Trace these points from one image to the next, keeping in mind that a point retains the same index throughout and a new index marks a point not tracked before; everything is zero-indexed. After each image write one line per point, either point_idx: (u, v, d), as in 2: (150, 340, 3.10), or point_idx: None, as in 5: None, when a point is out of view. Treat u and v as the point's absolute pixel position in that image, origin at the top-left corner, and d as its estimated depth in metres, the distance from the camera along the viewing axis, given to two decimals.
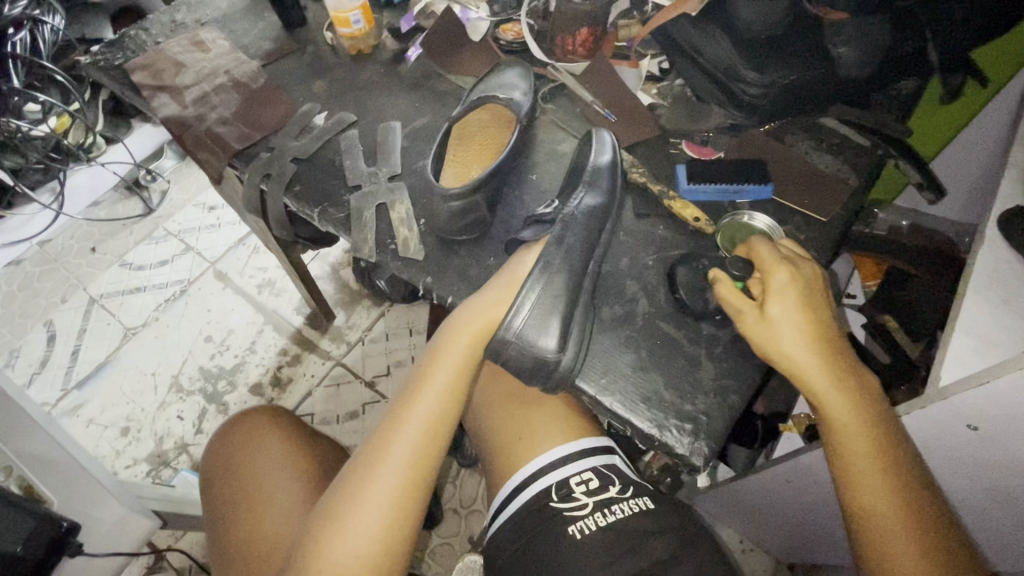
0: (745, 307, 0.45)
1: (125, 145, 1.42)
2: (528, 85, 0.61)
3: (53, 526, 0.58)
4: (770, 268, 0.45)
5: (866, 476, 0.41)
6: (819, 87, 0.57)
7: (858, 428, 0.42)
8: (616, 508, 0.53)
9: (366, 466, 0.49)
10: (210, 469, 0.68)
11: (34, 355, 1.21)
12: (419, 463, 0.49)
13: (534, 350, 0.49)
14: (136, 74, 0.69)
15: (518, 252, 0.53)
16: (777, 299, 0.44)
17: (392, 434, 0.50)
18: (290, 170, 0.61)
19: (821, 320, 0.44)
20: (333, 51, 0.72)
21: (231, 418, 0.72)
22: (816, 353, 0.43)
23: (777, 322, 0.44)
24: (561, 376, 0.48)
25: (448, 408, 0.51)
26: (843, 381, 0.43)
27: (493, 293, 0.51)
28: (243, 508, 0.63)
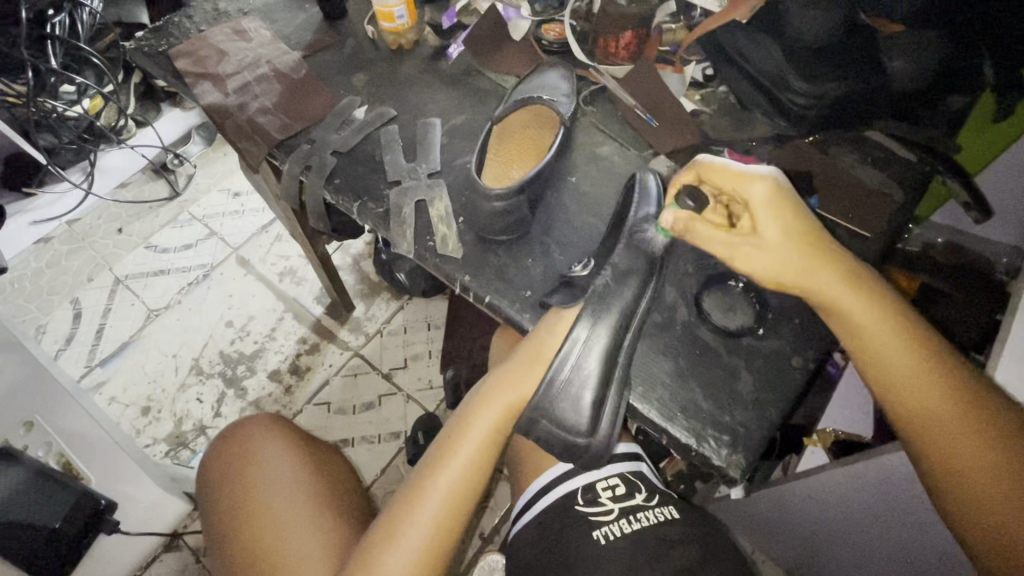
0: (733, 239, 0.45)
1: (155, 129, 1.43)
2: (570, 87, 0.61)
3: (90, 502, 0.62)
4: (746, 186, 0.44)
5: (931, 416, 0.42)
6: (869, 99, 0.57)
7: (910, 364, 0.42)
8: (641, 516, 0.54)
9: (389, 530, 0.47)
10: (212, 486, 0.68)
11: (60, 332, 1.23)
12: (454, 506, 0.48)
13: (564, 430, 0.49)
14: (180, 60, 0.70)
15: (548, 315, 0.51)
16: (769, 221, 0.43)
17: (416, 501, 0.48)
18: (330, 162, 0.61)
19: (818, 252, 0.43)
20: (374, 46, 0.72)
21: (238, 419, 0.73)
22: (809, 264, 0.43)
23: (770, 244, 0.44)
24: (591, 454, 0.50)
25: (482, 462, 0.50)
26: (853, 283, 0.44)
27: (517, 371, 0.51)
28: (246, 530, 0.62)
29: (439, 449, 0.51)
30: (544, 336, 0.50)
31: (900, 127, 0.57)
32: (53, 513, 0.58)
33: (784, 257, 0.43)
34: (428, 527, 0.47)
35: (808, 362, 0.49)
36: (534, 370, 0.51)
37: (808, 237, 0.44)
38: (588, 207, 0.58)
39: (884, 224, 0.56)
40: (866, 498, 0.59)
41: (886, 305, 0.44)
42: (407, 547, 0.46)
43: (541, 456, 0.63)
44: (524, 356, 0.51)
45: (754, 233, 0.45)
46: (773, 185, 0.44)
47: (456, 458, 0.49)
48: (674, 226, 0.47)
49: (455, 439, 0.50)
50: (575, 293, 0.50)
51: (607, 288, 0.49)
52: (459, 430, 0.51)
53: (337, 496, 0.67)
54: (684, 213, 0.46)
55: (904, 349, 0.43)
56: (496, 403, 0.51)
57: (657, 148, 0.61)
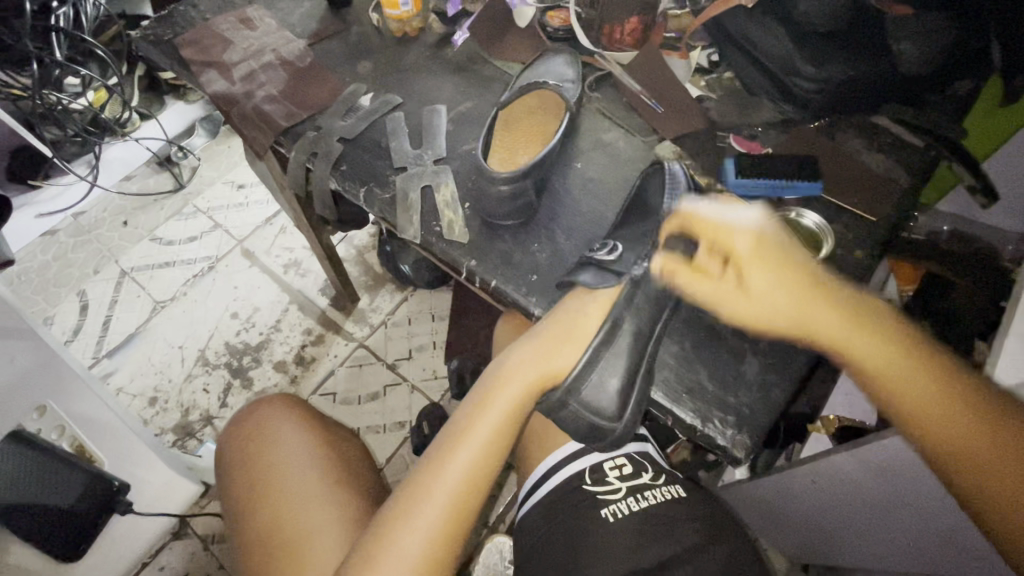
0: (722, 288, 0.45)
1: (159, 121, 1.44)
2: (574, 73, 0.61)
3: (103, 484, 0.63)
4: (727, 240, 0.45)
5: (927, 404, 0.38)
6: (877, 83, 0.56)
7: (891, 356, 0.40)
8: (648, 495, 0.55)
9: (405, 505, 0.46)
10: (230, 465, 0.68)
11: (68, 323, 1.24)
12: (472, 485, 0.47)
13: (594, 415, 0.49)
14: (185, 49, 0.70)
15: (577, 294, 0.51)
16: (750, 270, 0.43)
17: (435, 476, 0.46)
18: (336, 149, 0.61)
19: (786, 268, 0.43)
20: (379, 33, 0.72)
21: (256, 399, 0.74)
22: (807, 310, 0.42)
23: (755, 301, 0.43)
24: (615, 437, 0.50)
25: (502, 441, 0.48)
26: (835, 302, 0.42)
27: (544, 347, 0.50)
28: (266, 509, 0.63)
29: (458, 425, 0.49)
30: (578, 314, 0.50)
31: (908, 111, 0.57)
32: (65, 494, 0.60)
33: (777, 305, 0.42)
34: (445, 505, 0.45)
35: (813, 344, 0.50)
36: (567, 349, 0.50)
37: (796, 283, 0.42)
38: (594, 192, 0.58)
39: (890, 210, 0.55)
40: (876, 480, 0.58)
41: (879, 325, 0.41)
42: (423, 524, 0.45)
43: (547, 441, 0.64)
44: (555, 332, 0.50)
45: (740, 285, 0.44)
46: (756, 231, 0.44)
47: (477, 434, 0.48)
48: (664, 270, 0.48)
49: (476, 415, 0.49)
50: (607, 277, 0.50)
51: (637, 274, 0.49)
52: (480, 405, 0.49)
53: (356, 476, 0.68)
54: (671, 258, 0.47)
55: (881, 343, 0.40)
56: (519, 379, 0.49)
57: (663, 134, 0.61)
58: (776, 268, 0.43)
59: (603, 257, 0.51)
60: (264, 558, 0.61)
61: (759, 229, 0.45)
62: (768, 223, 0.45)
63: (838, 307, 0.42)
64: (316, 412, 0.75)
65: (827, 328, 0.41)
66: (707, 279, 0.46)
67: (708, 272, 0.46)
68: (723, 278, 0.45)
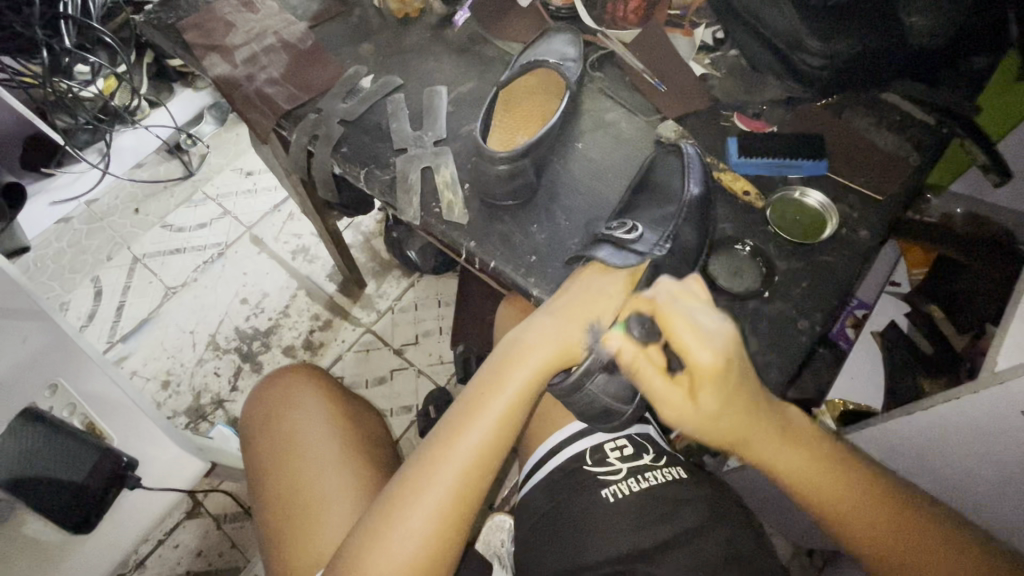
0: (673, 396, 0.44)
1: (168, 110, 1.45)
2: (576, 52, 0.60)
3: (114, 460, 0.61)
4: (690, 352, 0.42)
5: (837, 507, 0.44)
6: (888, 58, 0.54)
7: (807, 465, 0.44)
8: (649, 476, 0.54)
9: (412, 483, 0.46)
10: (251, 434, 0.70)
11: (83, 308, 1.26)
12: (482, 461, 0.47)
13: (609, 397, 0.50)
14: (188, 33, 0.70)
15: (591, 269, 0.50)
16: (705, 386, 0.42)
17: (443, 454, 0.47)
18: (337, 131, 0.61)
19: (733, 391, 0.42)
20: (379, 15, 0.72)
21: (275, 369, 0.75)
22: (737, 431, 0.43)
23: (701, 415, 0.43)
24: (623, 418, 0.51)
25: (513, 418, 0.48)
26: (779, 439, 0.44)
27: (562, 322, 0.49)
28: (282, 482, 0.64)
29: (468, 402, 0.49)
30: (597, 290, 0.50)
31: (919, 88, 0.55)
32: (76, 470, 0.59)
33: (714, 426, 0.43)
34: (454, 482, 0.46)
35: (815, 325, 0.48)
36: (585, 325, 0.49)
37: (738, 401, 0.43)
38: (594, 172, 0.57)
39: (897, 190, 0.53)
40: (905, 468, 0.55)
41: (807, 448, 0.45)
42: (432, 500, 0.45)
43: (549, 422, 0.63)
44: (573, 308, 0.50)
45: (692, 398, 0.43)
46: (719, 350, 0.42)
47: (488, 412, 0.48)
48: (619, 353, 0.47)
49: (487, 393, 0.49)
50: (628, 256, 0.49)
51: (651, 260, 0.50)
52: (490, 385, 0.49)
53: (371, 448, 0.69)
54: (628, 342, 0.46)
55: (798, 458, 0.45)
56: (533, 357, 0.49)
57: (665, 113, 0.60)
58: (731, 398, 0.42)
59: (621, 236, 0.50)
60: (279, 528, 0.62)
61: (723, 344, 0.42)
62: (723, 336, 0.43)
63: (774, 427, 0.44)
64: (335, 384, 0.76)
65: (754, 449, 0.44)
66: (664, 378, 0.45)
67: (664, 374, 0.45)
68: (680, 387, 0.44)
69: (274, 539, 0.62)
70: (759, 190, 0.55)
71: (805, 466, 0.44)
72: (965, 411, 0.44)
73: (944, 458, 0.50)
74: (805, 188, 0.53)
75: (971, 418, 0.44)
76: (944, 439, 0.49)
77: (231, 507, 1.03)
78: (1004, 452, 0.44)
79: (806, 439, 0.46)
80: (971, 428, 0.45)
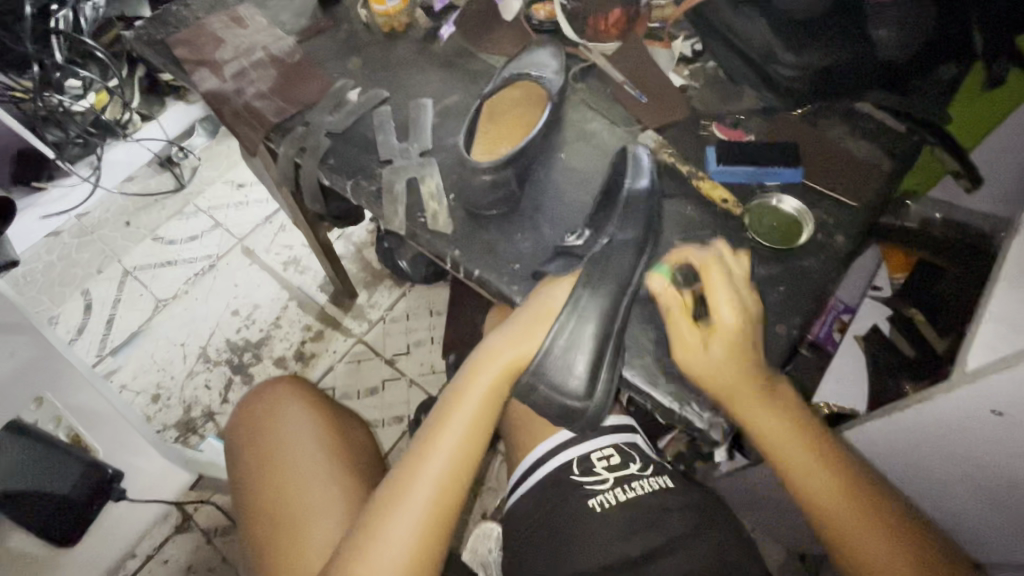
0: (687, 340, 0.46)
1: (159, 122, 1.45)
2: (558, 64, 0.61)
3: (98, 474, 0.65)
4: (714, 309, 0.46)
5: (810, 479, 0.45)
6: (858, 70, 0.57)
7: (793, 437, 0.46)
8: (635, 485, 0.55)
9: (387, 499, 0.47)
10: (235, 450, 0.70)
11: (73, 322, 1.26)
12: (456, 470, 0.48)
13: (563, 396, 0.48)
14: (178, 48, 0.71)
15: (543, 284, 0.51)
16: (717, 338, 0.45)
17: (416, 468, 0.48)
18: (324, 144, 0.62)
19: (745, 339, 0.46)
20: (367, 29, 0.73)
21: (258, 383, 0.76)
22: (739, 386, 0.45)
23: (709, 361, 0.45)
24: (587, 419, 0.49)
25: (482, 427, 0.50)
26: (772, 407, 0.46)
27: (518, 326, 0.50)
28: (265, 496, 0.64)
29: (438, 415, 0.50)
30: (549, 296, 0.50)
31: (892, 98, 0.57)
32: (61, 482, 0.62)
33: (722, 374, 0.45)
34: (430, 495, 0.47)
35: (792, 329, 0.49)
36: (536, 329, 0.50)
37: (744, 362, 0.46)
38: (576, 181, 0.58)
39: (872, 197, 0.55)
40: (892, 466, 0.56)
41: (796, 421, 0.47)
42: (409, 512, 0.46)
43: (535, 432, 0.64)
44: (530, 315, 0.50)
45: (706, 346, 0.46)
46: (737, 305, 0.46)
47: (456, 423, 0.49)
48: (657, 291, 0.49)
49: (452, 406, 0.50)
50: (574, 264, 0.51)
51: (604, 254, 0.49)
52: (456, 397, 0.51)
53: (354, 458, 0.69)
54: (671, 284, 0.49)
55: (786, 423, 0.46)
56: (496, 365, 0.51)
57: (646, 124, 0.61)
58: (735, 349, 0.46)
59: (570, 244, 0.52)
60: (265, 543, 0.62)
61: (750, 308, 0.47)
62: (749, 304, 0.47)
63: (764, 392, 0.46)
64: (321, 395, 0.76)
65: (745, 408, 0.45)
66: (689, 321, 0.47)
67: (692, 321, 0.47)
68: (696, 331, 0.46)
69: (263, 554, 0.62)
70: (737, 198, 0.56)
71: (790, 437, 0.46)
72: (940, 411, 0.45)
73: (926, 460, 0.51)
74: (781, 196, 0.55)
75: (946, 419, 0.45)
76: (920, 442, 0.50)
77: (221, 521, 1.02)
78: (982, 447, 0.45)
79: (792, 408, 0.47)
80: (948, 428, 0.46)
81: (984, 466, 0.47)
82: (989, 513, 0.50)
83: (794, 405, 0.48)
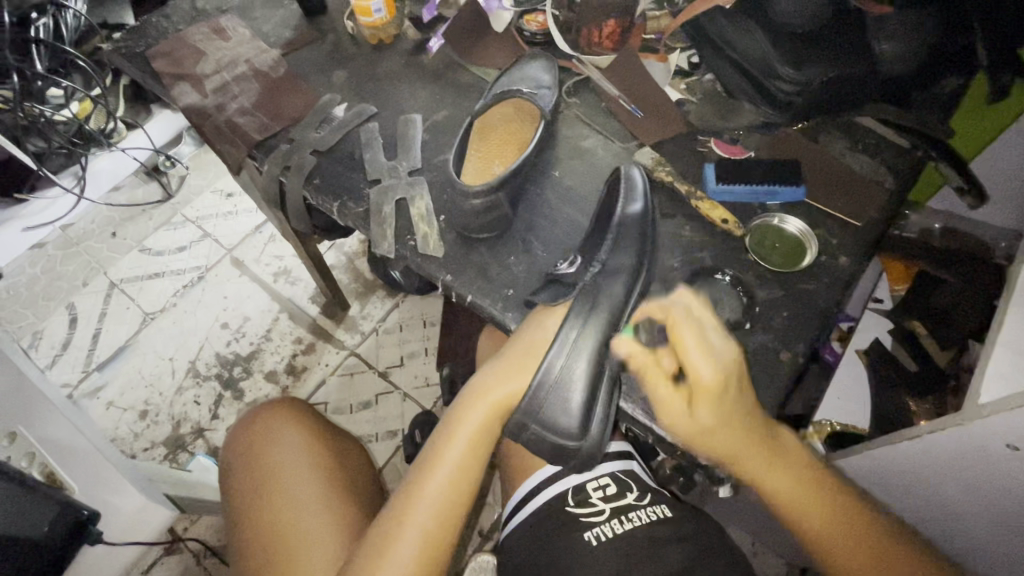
0: (667, 401, 0.44)
1: (145, 131, 1.40)
2: (551, 79, 0.60)
3: (74, 513, 0.60)
4: (691, 368, 0.42)
5: (830, 543, 0.44)
6: (862, 84, 0.55)
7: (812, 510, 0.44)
8: (633, 516, 0.53)
9: (377, 544, 0.45)
10: (226, 477, 0.68)
11: (57, 338, 1.23)
12: (446, 512, 0.46)
13: (555, 435, 0.45)
14: (157, 61, 0.69)
15: (538, 312, 0.49)
16: (702, 402, 0.42)
17: (407, 511, 0.46)
18: (309, 162, 0.60)
19: (727, 402, 0.42)
20: (353, 41, 0.71)
21: (252, 406, 0.73)
22: (733, 443, 0.43)
23: (692, 422, 0.43)
24: (583, 456, 0.47)
25: (473, 465, 0.48)
26: (769, 459, 0.45)
27: (508, 362, 0.49)
28: (253, 528, 0.62)
29: (429, 452, 0.49)
30: (542, 328, 0.48)
31: (892, 113, 0.56)
32: (35, 525, 0.56)
33: (715, 438, 0.43)
34: (420, 538, 0.45)
35: (797, 355, 0.48)
36: (527, 365, 0.48)
37: (735, 420, 0.43)
38: (571, 200, 0.56)
39: (876, 214, 0.53)
40: (898, 489, 0.55)
41: (803, 473, 0.45)
42: (399, 558, 0.45)
43: (530, 459, 0.62)
44: (521, 349, 0.49)
45: (689, 408, 0.43)
46: (717, 361, 0.42)
47: (447, 461, 0.47)
48: (629, 356, 0.45)
49: (443, 443, 0.48)
50: (565, 291, 0.48)
51: (596, 284, 0.47)
52: (448, 434, 0.49)
53: (349, 483, 0.66)
54: (638, 347, 0.45)
55: (790, 477, 0.45)
56: (487, 400, 0.48)
57: (643, 139, 0.59)
58: (720, 410, 0.42)
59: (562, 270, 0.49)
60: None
61: (726, 357, 0.43)
62: (728, 352, 0.43)
63: (764, 445, 0.44)
64: (316, 415, 0.74)
65: (755, 472, 0.44)
66: (665, 383, 0.44)
67: (665, 379, 0.44)
68: (675, 391, 0.44)
69: None
70: (737, 217, 0.54)
71: (795, 487, 0.45)
72: (950, 442, 0.44)
73: (935, 487, 0.50)
74: (783, 215, 0.53)
75: (957, 450, 0.44)
76: (929, 471, 0.49)
77: (212, 543, 0.99)
78: (993, 479, 0.44)
79: (800, 460, 0.46)
80: (958, 458, 0.45)
81: (993, 496, 0.45)
82: (999, 543, 0.49)
83: (794, 454, 0.46)
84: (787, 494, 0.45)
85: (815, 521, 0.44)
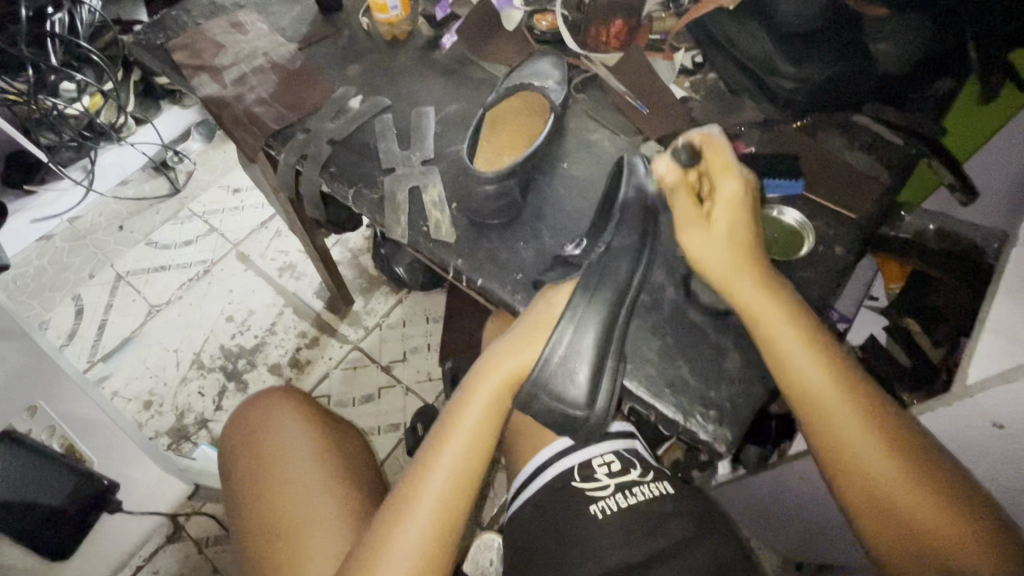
0: (688, 212, 0.49)
1: (154, 125, 1.44)
2: (561, 74, 0.62)
3: (94, 483, 0.67)
4: (718, 177, 0.49)
5: (838, 420, 0.44)
6: (858, 81, 0.57)
7: (886, 469, 0.42)
8: (636, 491, 0.54)
9: (394, 514, 0.47)
10: (230, 461, 0.69)
11: (64, 327, 1.24)
12: (459, 484, 0.48)
13: (563, 405, 0.48)
14: (177, 53, 0.71)
15: (546, 290, 0.52)
16: (719, 207, 0.48)
17: (421, 483, 0.48)
18: (325, 151, 0.62)
19: (768, 282, 0.46)
20: (368, 36, 0.73)
21: (253, 393, 0.75)
22: (736, 274, 0.46)
23: (712, 234, 0.47)
24: (590, 428, 0.49)
25: (484, 439, 0.50)
26: (801, 335, 0.45)
27: (518, 338, 0.51)
28: (262, 508, 0.63)
29: (442, 428, 0.51)
30: (547, 309, 0.51)
31: (888, 110, 0.58)
32: (55, 493, 0.64)
33: (721, 251, 0.47)
34: (434, 510, 0.47)
35: None
36: (538, 340, 0.51)
37: (744, 232, 0.47)
38: (579, 191, 0.58)
39: (871, 207, 0.55)
40: None
41: (818, 341, 0.45)
42: (417, 524, 0.46)
43: (536, 441, 0.64)
44: (528, 326, 0.51)
45: (708, 218, 0.48)
46: (739, 180, 0.48)
47: (459, 435, 0.50)
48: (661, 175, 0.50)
49: (454, 418, 0.50)
50: None
51: (600, 264, 0.50)
52: (459, 410, 0.51)
53: (351, 469, 0.68)
54: (671, 164, 0.50)
55: (823, 362, 0.45)
56: (497, 374, 0.51)
57: (648, 134, 0.61)
58: (733, 208, 0.48)
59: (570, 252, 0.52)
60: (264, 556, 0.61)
61: (747, 180, 0.49)
62: (748, 176, 0.49)
63: (775, 295, 0.46)
64: (315, 405, 0.75)
65: (763, 323, 0.45)
66: (691, 202, 0.49)
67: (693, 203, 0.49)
68: (697, 210, 0.49)
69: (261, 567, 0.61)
70: None
71: (821, 373, 0.44)
72: (940, 422, 0.46)
73: None
74: (782, 208, 0.55)
75: (948, 430, 0.46)
76: None
77: (214, 530, 1.00)
78: (978, 459, 0.46)
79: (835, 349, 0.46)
80: (948, 439, 0.47)
81: (978, 474, 0.47)
82: None
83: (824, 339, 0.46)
84: (811, 381, 0.44)
85: (825, 401, 0.44)
